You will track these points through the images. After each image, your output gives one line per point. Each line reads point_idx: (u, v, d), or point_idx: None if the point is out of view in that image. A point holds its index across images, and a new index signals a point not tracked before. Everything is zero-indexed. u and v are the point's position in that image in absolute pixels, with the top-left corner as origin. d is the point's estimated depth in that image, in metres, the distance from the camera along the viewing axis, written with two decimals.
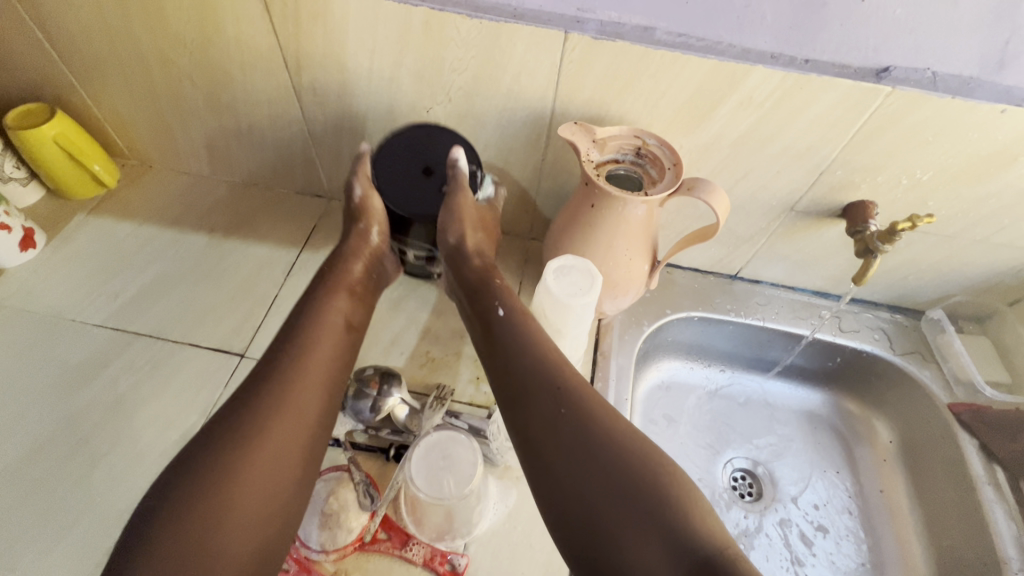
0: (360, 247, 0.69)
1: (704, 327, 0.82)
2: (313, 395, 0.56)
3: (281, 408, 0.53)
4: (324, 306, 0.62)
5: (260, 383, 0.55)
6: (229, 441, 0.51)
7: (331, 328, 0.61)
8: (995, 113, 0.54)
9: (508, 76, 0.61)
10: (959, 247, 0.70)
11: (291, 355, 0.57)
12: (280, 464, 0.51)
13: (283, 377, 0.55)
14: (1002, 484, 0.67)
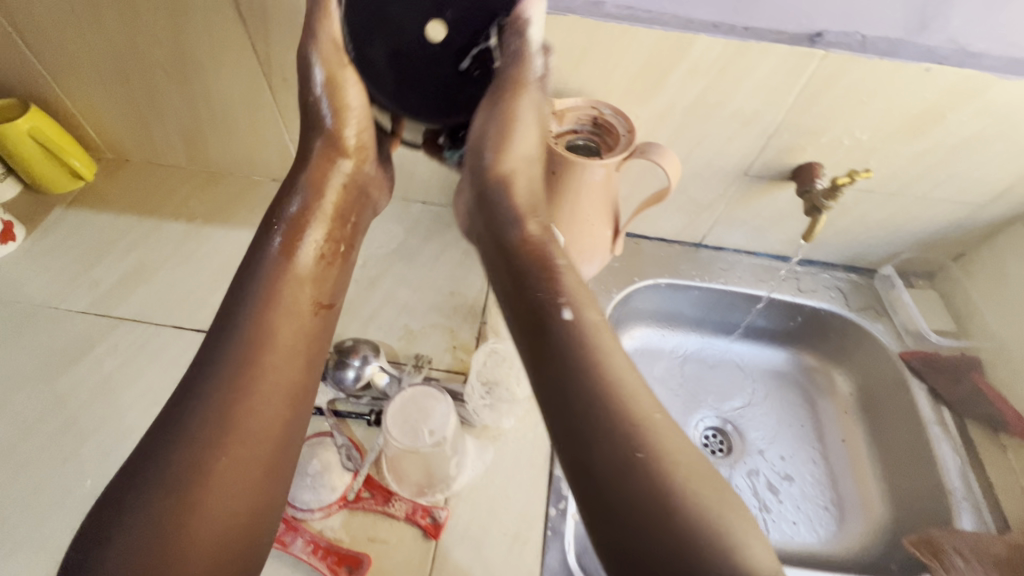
0: (328, 171, 0.62)
1: (671, 293, 0.86)
2: (271, 389, 0.52)
3: (233, 409, 0.49)
4: (282, 283, 0.55)
5: (215, 380, 0.50)
6: (178, 447, 0.46)
7: (292, 311, 0.55)
8: (922, 72, 0.58)
9: None
10: (903, 205, 0.75)
11: (245, 346, 0.52)
12: (236, 467, 0.48)
13: (239, 375, 0.50)
14: (947, 423, 0.72)
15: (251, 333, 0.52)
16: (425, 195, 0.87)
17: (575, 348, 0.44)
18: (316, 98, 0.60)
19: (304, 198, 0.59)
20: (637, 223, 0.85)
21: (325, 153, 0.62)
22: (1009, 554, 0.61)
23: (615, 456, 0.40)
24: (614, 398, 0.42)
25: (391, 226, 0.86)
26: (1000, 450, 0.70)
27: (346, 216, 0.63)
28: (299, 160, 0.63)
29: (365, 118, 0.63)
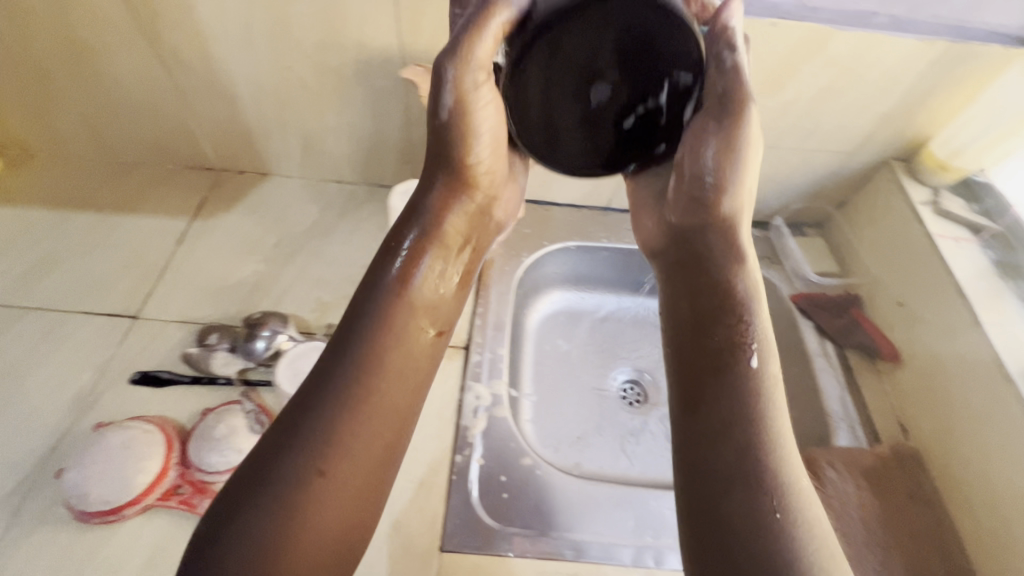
0: (452, 192, 0.54)
1: (581, 255, 0.90)
2: (385, 423, 0.45)
3: (347, 437, 0.43)
4: (401, 306, 0.48)
5: (327, 403, 0.44)
6: (283, 467, 0.41)
7: (408, 338, 0.48)
8: (769, 26, 0.64)
9: (353, 27, 0.67)
10: (782, 156, 0.80)
11: (364, 371, 0.45)
12: (343, 499, 0.42)
13: (355, 400, 0.44)
14: (830, 354, 0.78)
15: (369, 356, 0.46)
16: (338, 173, 0.89)
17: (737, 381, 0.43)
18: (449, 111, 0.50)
19: (425, 215, 0.52)
20: (544, 190, 0.89)
21: (449, 169, 0.54)
22: (874, 465, 0.67)
23: (751, 498, 0.38)
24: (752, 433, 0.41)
25: (307, 206, 0.88)
26: (874, 374, 0.76)
27: (469, 241, 0.55)
28: (422, 183, 0.55)
29: (491, 146, 0.54)
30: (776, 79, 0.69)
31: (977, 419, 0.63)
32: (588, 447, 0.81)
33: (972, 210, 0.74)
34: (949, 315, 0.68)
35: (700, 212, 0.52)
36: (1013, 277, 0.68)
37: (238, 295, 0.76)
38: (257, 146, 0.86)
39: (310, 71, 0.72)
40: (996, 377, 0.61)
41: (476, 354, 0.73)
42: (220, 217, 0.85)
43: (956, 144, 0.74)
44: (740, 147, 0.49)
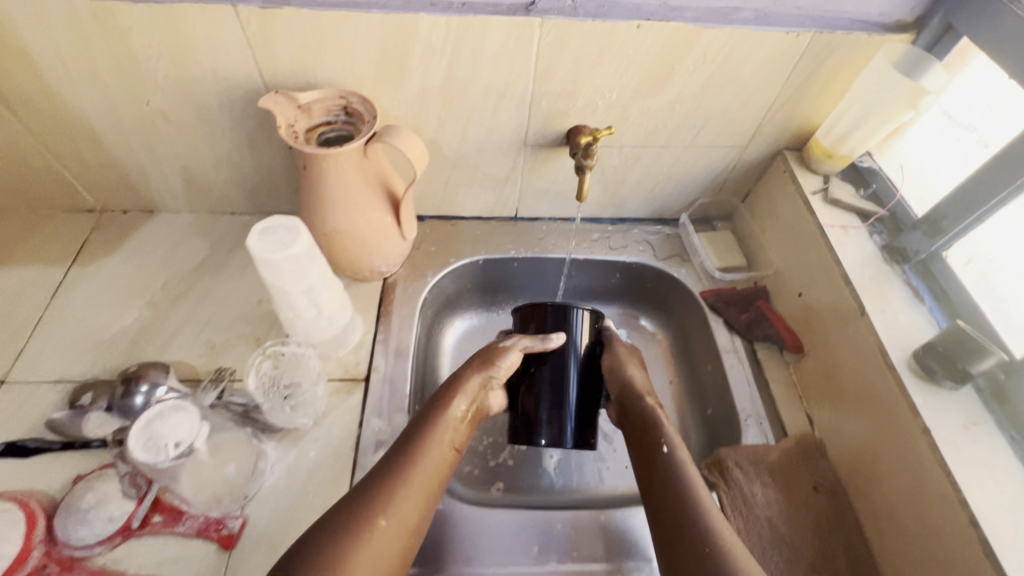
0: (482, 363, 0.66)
1: (492, 268, 0.88)
2: (418, 504, 0.55)
3: (393, 506, 0.53)
4: (440, 417, 0.61)
5: (375, 481, 0.55)
6: (338, 527, 0.50)
7: (442, 444, 0.60)
8: (634, 29, 0.62)
9: (204, 56, 0.63)
10: (677, 155, 0.80)
11: (405, 461, 0.56)
12: (381, 563, 0.50)
13: (400, 479, 0.55)
14: (739, 349, 0.78)
15: (413, 453, 0.57)
16: (229, 205, 0.85)
17: (677, 476, 0.59)
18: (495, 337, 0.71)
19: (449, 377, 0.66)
20: (447, 205, 0.86)
21: (484, 350, 0.69)
22: (780, 462, 0.67)
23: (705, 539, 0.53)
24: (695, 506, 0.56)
25: (200, 241, 0.84)
26: (781, 366, 0.76)
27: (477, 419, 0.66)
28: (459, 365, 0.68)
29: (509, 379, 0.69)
30: (655, 80, 0.69)
31: (870, 404, 0.63)
32: (512, 465, 0.81)
33: (860, 196, 0.74)
34: (840, 304, 0.68)
35: (618, 381, 0.69)
36: (901, 261, 0.69)
37: (119, 346, 0.72)
38: (136, 184, 0.80)
39: (170, 104, 0.68)
40: (882, 365, 0.61)
41: (377, 386, 0.71)
42: (100, 262, 0.80)
43: (840, 131, 0.73)
44: (626, 355, 0.72)
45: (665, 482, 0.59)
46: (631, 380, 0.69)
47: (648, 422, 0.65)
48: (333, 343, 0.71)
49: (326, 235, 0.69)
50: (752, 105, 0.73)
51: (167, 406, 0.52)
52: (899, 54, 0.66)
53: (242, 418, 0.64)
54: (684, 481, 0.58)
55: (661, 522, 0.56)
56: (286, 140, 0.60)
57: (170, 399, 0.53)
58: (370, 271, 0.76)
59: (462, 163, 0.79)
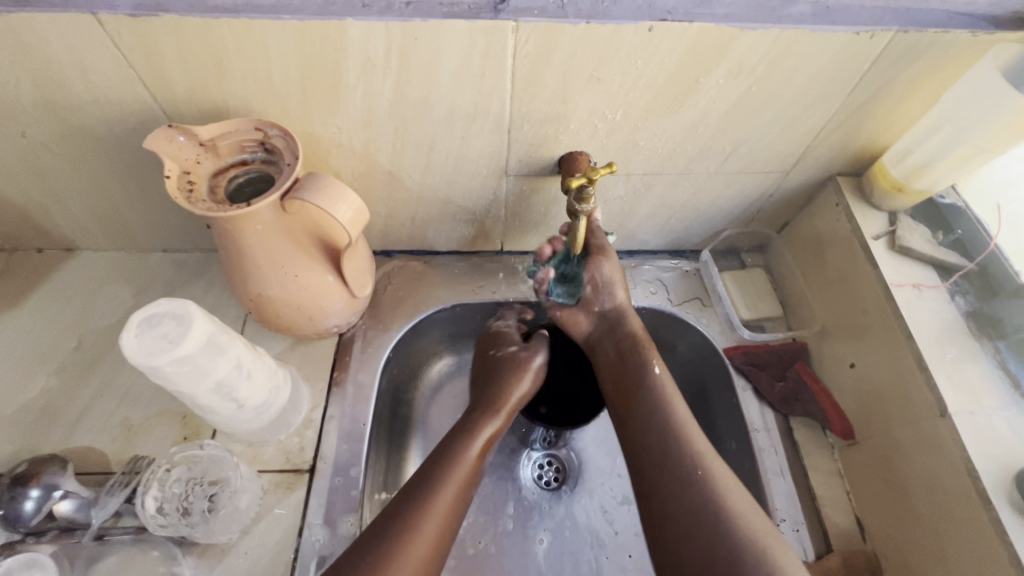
0: (511, 387, 0.59)
1: (471, 314, 0.74)
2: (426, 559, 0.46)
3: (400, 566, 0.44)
4: (458, 450, 0.53)
5: (376, 540, 0.45)
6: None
7: (457, 479, 0.51)
8: (645, 33, 0.46)
9: (74, 76, 0.48)
10: (701, 182, 0.63)
11: (417, 496, 0.48)
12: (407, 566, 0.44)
13: (404, 531, 0.46)
14: (772, 429, 0.62)
15: (420, 496, 0.48)
16: (157, 243, 0.71)
17: (659, 413, 0.52)
18: (514, 347, 0.63)
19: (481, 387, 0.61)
20: (417, 240, 0.71)
21: (506, 364, 0.62)
22: None
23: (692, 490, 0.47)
24: (714, 494, 0.46)
25: (123, 287, 0.70)
26: (825, 451, 0.61)
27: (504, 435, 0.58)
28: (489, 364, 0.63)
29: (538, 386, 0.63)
30: (672, 96, 0.52)
31: (948, 534, 0.48)
32: (494, 552, 0.66)
33: (939, 242, 0.58)
34: (911, 391, 0.52)
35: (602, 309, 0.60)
36: (992, 335, 0.54)
37: (18, 428, 0.60)
38: (39, 223, 0.66)
39: (50, 134, 0.53)
40: (970, 492, 0.46)
41: (323, 480, 0.58)
42: (5, 318, 0.67)
43: (915, 161, 0.56)
44: (612, 274, 0.59)
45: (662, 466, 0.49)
46: (619, 307, 0.60)
47: (628, 351, 0.57)
48: (270, 428, 0.58)
49: (252, 303, 0.55)
50: (800, 123, 0.55)
51: (17, 564, 0.46)
52: (1016, 61, 0.47)
53: (141, 529, 0.53)
54: (666, 412, 0.52)
55: (663, 511, 0.47)
56: (175, 197, 0.46)
57: (22, 553, 0.47)
58: (319, 333, 0.63)
59: (430, 197, 0.63)
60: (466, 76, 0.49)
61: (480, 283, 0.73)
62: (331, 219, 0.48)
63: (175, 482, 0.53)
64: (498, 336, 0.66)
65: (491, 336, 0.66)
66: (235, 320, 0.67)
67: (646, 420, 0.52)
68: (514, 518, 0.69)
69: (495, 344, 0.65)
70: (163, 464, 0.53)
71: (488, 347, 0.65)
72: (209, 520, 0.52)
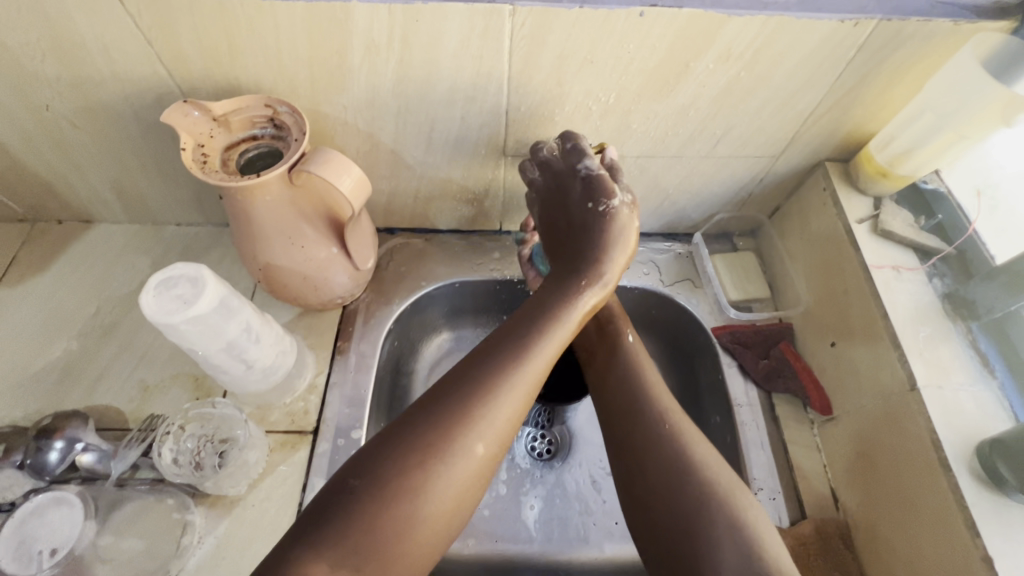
0: (615, 251, 0.55)
1: (470, 291, 0.76)
2: (513, 421, 0.47)
3: (488, 430, 0.45)
4: (561, 310, 0.52)
5: (472, 391, 0.46)
6: (413, 457, 0.43)
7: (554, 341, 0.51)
8: (636, 17, 0.48)
9: (97, 54, 0.51)
10: (693, 165, 0.65)
11: (484, 390, 0.46)
12: (456, 478, 0.44)
13: (498, 389, 0.46)
14: (756, 404, 0.65)
15: (518, 349, 0.49)
16: (171, 216, 0.74)
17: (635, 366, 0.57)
18: (618, 204, 0.56)
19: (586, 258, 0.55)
20: (419, 218, 0.74)
21: (611, 229, 0.56)
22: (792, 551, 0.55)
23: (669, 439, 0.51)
24: (686, 450, 0.50)
25: (140, 257, 0.73)
26: (805, 426, 0.64)
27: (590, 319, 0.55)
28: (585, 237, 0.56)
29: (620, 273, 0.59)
30: (663, 80, 0.54)
31: (911, 501, 0.51)
32: (487, 516, 0.70)
33: (920, 227, 0.61)
34: (885, 367, 0.55)
35: None
36: (966, 316, 0.56)
37: (43, 387, 0.64)
38: (61, 195, 0.70)
39: (74, 109, 0.57)
40: (932, 462, 0.49)
41: (326, 442, 0.61)
42: (26, 285, 0.70)
43: (900, 146, 0.58)
44: None
45: (642, 424, 0.52)
46: None
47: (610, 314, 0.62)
48: (276, 390, 0.62)
49: (260, 271, 0.58)
50: (789, 108, 0.57)
51: (46, 500, 0.52)
52: (994, 49, 0.48)
53: (157, 480, 0.57)
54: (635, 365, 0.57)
55: (635, 457, 0.51)
56: (189, 167, 0.49)
57: (50, 490, 0.52)
58: (324, 304, 0.66)
59: (431, 177, 0.66)
60: (465, 58, 0.51)
61: (478, 261, 0.76)
62: (334, 190, 0.51)
63: (188, 438, 0.57)
64: (591, 187, 0.57)
65: (582, 185, 0.57)
66: (244, 291, 0.70)
67: (622, 376, 0.57)
68: (507, 484, 0.73)
69: (594, 197, 0.56)
70: (177, 421, 0.58)
71: (583, 198, 0.57)
72: (219, 472, 0.56)
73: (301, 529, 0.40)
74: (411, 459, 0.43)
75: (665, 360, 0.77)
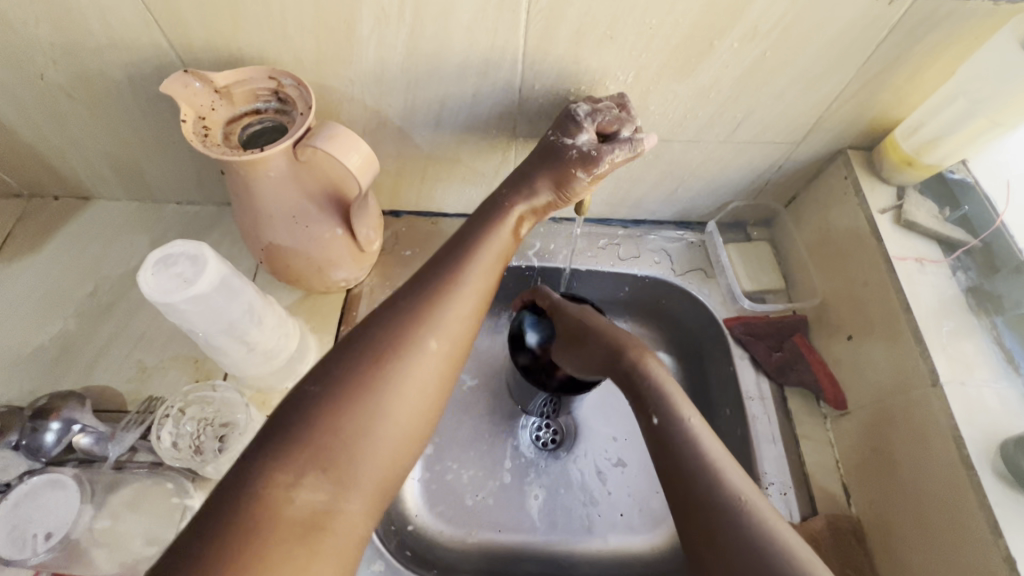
0: (559, 182, 0.54)
1: None
2: (464, 326, 0.46)
3: (439, 326, 0.44)
4: (496, 215, 0.53)
5: (420, 298, 0.45)
6: (368, 360, 0.41)
7: (494, 247, 0.50)
8: None
9: (94, 19, 0.48)
10: (710, 150, 0.63)
11: (428, 291, 0.45)
12: (412, 381, 0.41)
13: (445, 291, 0.45)
14: (768, 398, 0.63)
15: (463, 258, 0.48)
16: (170, 194, 0.72)
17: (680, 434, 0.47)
18: (572, 144, 0.53)
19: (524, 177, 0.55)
20: (425, 201, 0.72)
21: (558, 167, 0.54)
22: None
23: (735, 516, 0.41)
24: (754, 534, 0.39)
25: (138, 235, 0.71)
26: (817, 421, 0.62)
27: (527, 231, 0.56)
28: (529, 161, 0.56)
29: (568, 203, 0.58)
30: (684, 58, 0.52)
31: (929, 500, 0.49)
32: (490, 504, 0.69)
33: (944, 219, 0.59)
34: (904, 363, 0.54)
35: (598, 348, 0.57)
36: (991, 310, 0.55)
37: (39, 365, 0.62)
38: (56, 170, 0.67)
39: (69, 78, 0.54)
40: (954, 460, 0.48)
41: None
42: (22, 263, 0.68)
43: (928, 133, 0.56)
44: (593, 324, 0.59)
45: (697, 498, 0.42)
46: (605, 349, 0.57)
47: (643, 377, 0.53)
48: (277, 374, 0.60)
49: (262, 251, 0.56)
50: (814, 90, 0.55)
51: (40, 482, 0.51)
52: None
53: (157, 463, 0.55)
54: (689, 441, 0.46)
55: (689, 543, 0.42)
56: (190, 139, 0.46)
57: (45, 473, 0.51)
58: (328, 287, 0.64)
59: (439, 157, 0.64)
60: (478, 32, 0.49)
61: None
62: (341, 168, 0.49)
63: (188, 421, 0.56)
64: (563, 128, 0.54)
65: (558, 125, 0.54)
66: (246, 272, 0.68)
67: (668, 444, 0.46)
68: (511, 474, 0.71)
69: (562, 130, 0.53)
70: (177, 403, 0.56)
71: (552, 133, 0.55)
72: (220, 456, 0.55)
73: (262, 442, 0.37)
74: (367, 368, 0.40)
75: (673, 351, 0.76)
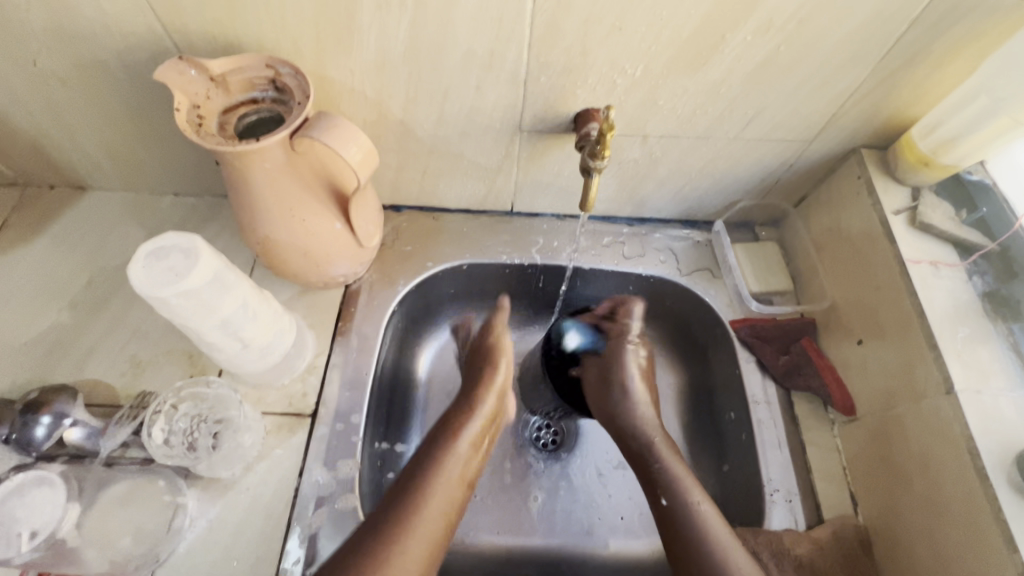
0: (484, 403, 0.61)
1: (478, 275, 0.73)
2: (427, 551, 0.48)
3: (403, 556, 0.46)
4: (443, 446, 0.56)
5: (382, 531, 0.47)
6: None
7: (449, 473, 0.54)
8: None
9: (87, 4, 0.47)
10: (719, 148, 0.61)
11: (390, 523, 0.48)
12: None
13: (405, 524, 0.48)
14: (774, 402, 0.62)
15: (422, 478, 0.52)
16: (168, 185, 0.71)
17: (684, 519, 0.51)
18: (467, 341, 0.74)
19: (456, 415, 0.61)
20: (426, 196, 0.71)
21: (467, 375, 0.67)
22: (810, 556, 0.52)
23: None
24: None
25: (135, 227, 0.70)
26: (825, 426, 0.61)
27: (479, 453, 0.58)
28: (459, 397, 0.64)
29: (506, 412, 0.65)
30: (694, 53, 0.50)
31: (941, 511, 0.48)
32: (488, 505, 0.68)
33: (961, 221, 0.57)
34: (916, 369, 0.52)
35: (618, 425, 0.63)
36: (1007, 317, 0.53)
37: (32, 358, 0.61)
38: (52, 159, 0.66)
39: (63, 66, 0.53)
40: (968, 471, 0.46)
41: (325, 426, 0.59)
42: (16, 253, 0.67)
43: (946, 134, 0.54)
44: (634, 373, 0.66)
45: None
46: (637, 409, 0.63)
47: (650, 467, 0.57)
48: (273, 370, 0.59)
49: (258, 245, 0.55)
50: (828, 88, 0.53)
51: (29, 479, 0.49)
52: None
53: (148, 460, 0.54)
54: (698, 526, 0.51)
55: None
56: (183, 129, 0.45)
57: (34, 470, 0.49)
58: (326, 282, 0.63)
59: (441, 151, 0.62)
60: (482, 23, 0.47)
61: (485, 242, 0.72)
62: (339, 160, 0.48)
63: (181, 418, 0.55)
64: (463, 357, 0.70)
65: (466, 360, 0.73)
66: (243, 266, 0.67)
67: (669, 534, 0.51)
68: (510, 473, 0.70)
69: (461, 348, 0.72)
70: (170, 399, 0.55)
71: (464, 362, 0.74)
72: (213, 454, 0.54)
73: None
74: None
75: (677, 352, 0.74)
